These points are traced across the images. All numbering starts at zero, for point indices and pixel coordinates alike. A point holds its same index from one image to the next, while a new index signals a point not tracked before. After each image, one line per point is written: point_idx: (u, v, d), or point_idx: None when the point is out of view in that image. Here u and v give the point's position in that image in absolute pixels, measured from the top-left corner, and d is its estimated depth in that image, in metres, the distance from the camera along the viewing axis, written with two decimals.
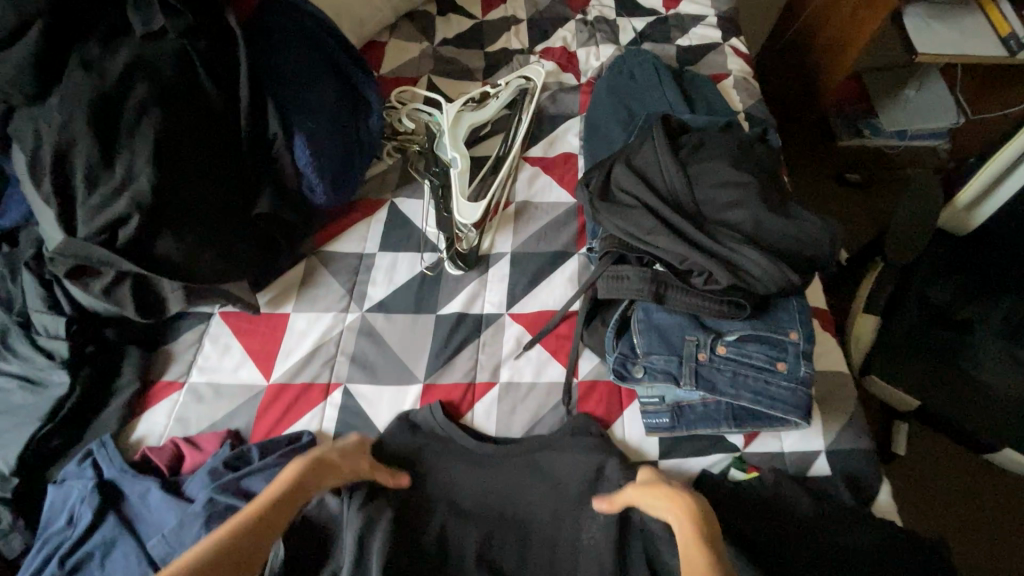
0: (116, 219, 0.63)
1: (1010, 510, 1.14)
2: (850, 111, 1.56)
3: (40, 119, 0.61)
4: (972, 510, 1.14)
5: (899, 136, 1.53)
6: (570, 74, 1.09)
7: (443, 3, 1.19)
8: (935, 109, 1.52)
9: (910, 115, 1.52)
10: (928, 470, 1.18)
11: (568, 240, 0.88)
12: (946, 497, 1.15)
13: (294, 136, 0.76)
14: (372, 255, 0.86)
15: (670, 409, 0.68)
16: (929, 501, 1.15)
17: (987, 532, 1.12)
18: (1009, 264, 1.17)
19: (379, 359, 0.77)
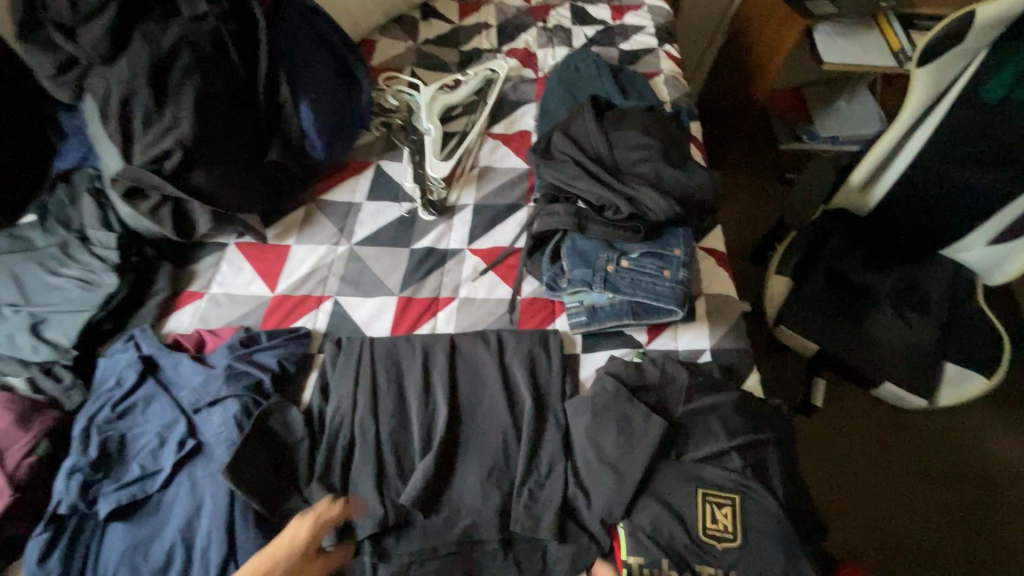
0: (164, 152, 0.83)
1: (908, 451, 1.31)
2: (793, 118, 1.81)
3: (111, 75, 0.81)
4: (876, 453, 1.30)
5: (831, 141, 1.77)
6: (529, 69, 1.32)
7: (425, 10, 1.42)
8: (860, 119, 1.78)
9: (840, 124, 1.79)
10: (838, 421, 1.34)
11: (520, 195, 1.09)
12: (855, 444, 1.31)
13: (300, 102, 0.97)
14: (359, 203, 1.06)
15: (587, 309, 0.88)
16: (840, 448, 1.30)
17: (884, 467, 1.29)
18: (904, 238, 1.42)
19: (363, 279, 0.96)
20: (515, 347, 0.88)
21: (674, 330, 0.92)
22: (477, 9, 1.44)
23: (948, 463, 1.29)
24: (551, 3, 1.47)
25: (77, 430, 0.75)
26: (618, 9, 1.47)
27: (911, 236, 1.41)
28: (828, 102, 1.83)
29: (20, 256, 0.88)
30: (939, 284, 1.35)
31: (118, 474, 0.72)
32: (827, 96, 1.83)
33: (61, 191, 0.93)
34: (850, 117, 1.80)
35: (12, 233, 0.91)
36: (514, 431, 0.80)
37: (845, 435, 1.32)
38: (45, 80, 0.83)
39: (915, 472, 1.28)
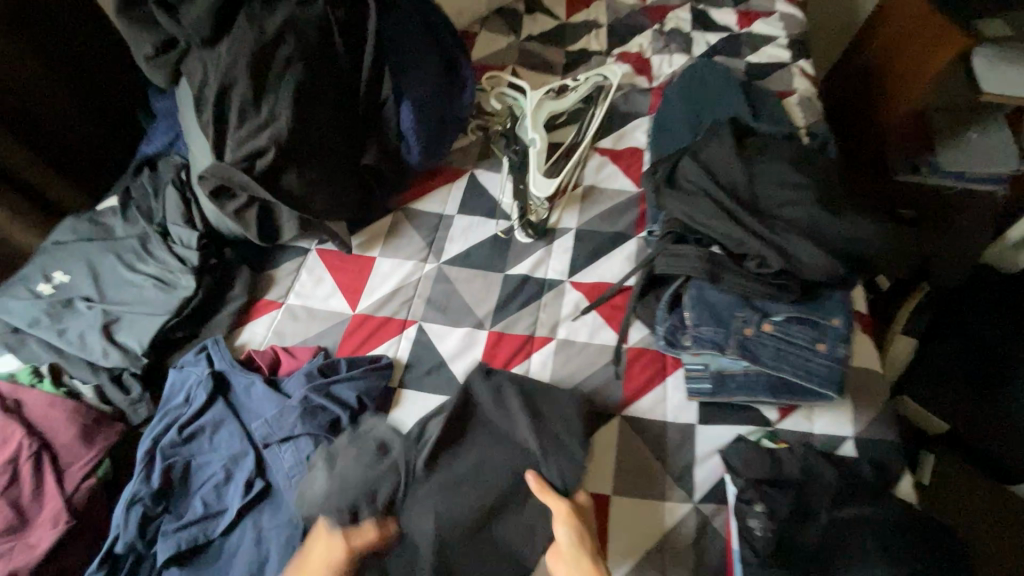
0: (258, 150, 0.75)
1: None
2: (907, 147, 1.49)
3: (209, 60, 0.74)
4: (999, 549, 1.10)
5: (954, 176, 1.43)
6: (643, 77, 1.18)
7: (531, 3, 1.30)
8: (995, 154, 1.40)
9: (970, 159, 1.41)
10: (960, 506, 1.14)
11: (629, 223, 0.96)
12: None
13: (403, 102, 0.86)
14: (450, 216, 0.96)
15: (713, 376, 0.75)
16: None
17: None
18: None
19: (452, 305, 0.86)
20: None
21: (810, 409, 0.77)
22: (586, 6, 1.32)
23: None
24: (669, 3, 1.33)
25: (142, 449, 0.69)
26: (746, 15, 1.30)
27: None
28: (955, 128, 1.45)
29: (99, 245, 0.82)
30: None
31: (179, 509, 0.65)
32: (958, 120, 1.45)
33: (144, 178, 0.88)
34: (984, 151, 1.42)
35: (94, 219, 0.86)
36: None
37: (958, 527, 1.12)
38: (141, 61, 0.76)
39: None
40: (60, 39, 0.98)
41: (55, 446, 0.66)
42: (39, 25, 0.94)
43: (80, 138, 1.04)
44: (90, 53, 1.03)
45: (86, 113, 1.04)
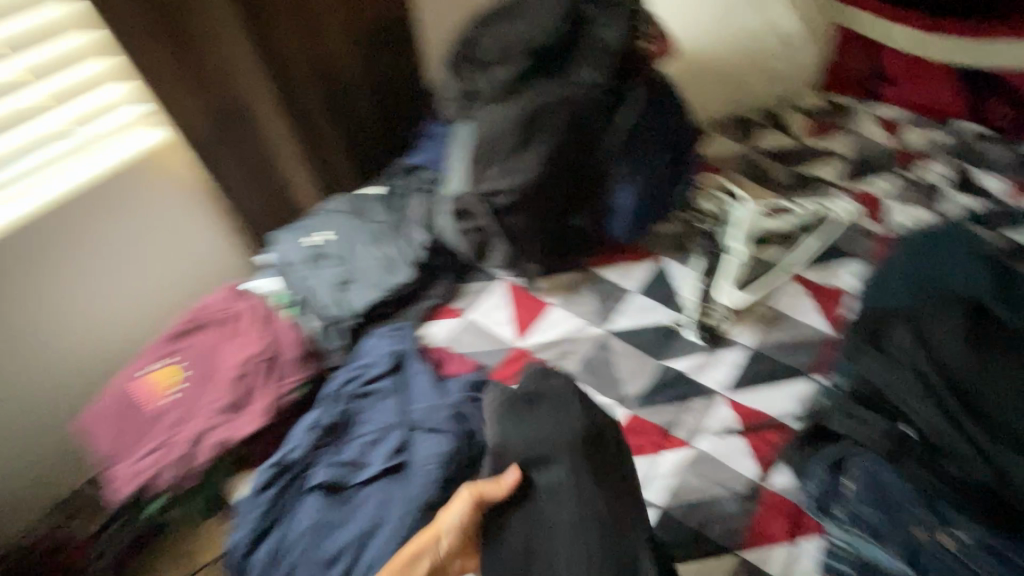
0: (498, 190, 0.88)
1: None
2: None
3: (491, 112, 0.90)
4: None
5: None
6: (872, 220, 1.11)
7: (772, 119, 1.32)
8: None
9: None
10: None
11: (808, 362, 0.91)
12: None
13: (625, 184, 0.96)
14: (629, 291, 1.01)
15: (858, 562, 0.68)
16: None
17: None
18: None
19: (603, 373, 0.90)
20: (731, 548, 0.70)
21: None
22: (831, 134, 1.29)
23: None
24: (929, 153, 1.23)
25: (332, 390, 0.85)
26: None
27: None
28: None
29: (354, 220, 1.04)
30: None
31: (338, 448, 0.79)
32: None
33: (404, 181, 1.09)
34: None
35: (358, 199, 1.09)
36: None
37: None
38: (441, 100, 0.95)
39: None
40: (380, 54, 1.22)
41: (279, 359, 0.85)
42: (371, 39, 1.19)
43: (364, 128, 1.25)
44: (396, 66, 1.26)
45: (377, 111, 1.26)
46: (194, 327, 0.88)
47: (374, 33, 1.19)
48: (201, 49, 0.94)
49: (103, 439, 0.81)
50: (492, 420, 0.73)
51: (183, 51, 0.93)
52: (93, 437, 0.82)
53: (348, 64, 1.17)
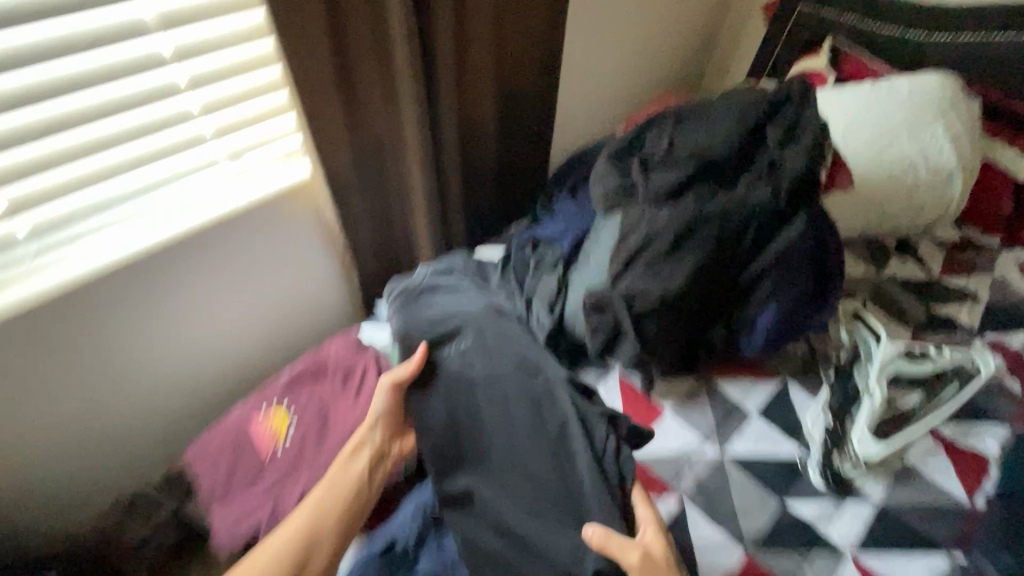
0: (644, 294, 0.86)
1: None
2: None
3: (648, 213, 0.88)
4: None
5: None
6: (1015, 381, 1.03)
7: (904, 245, 1.27)
8: None
9: None
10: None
11: (946, 536, 0.83)
12: None
13: (769, 304, 0.91)
14: (748, 412, 0.95)
15: None
16: None
17: None
18: None
19: (719, 501, 0.85)
20: None
21: None
22: (967, 274, 1.23)
23: None
24: None
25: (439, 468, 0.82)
26: None
27: None
28: None
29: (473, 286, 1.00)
30: None
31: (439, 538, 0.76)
32: None
33: (530, 255, 1.08)
34: None
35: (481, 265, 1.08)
36: None
37: None
38: (596, 192, 0.94)
39: None
40: (513, 115, 1.25)
41: (392, 425, 0.82)
42: (509, 103, 1.22)
43: (481, 182, 1.28)
44: (522, 129, 1.29)
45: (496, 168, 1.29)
46: (312, 375, 0.89)
47: (513, 98, 1.22)
48: (367, 103, 0.97)
49: (208, 475, 0.84)
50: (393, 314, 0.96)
51: (352, 104, 0.97)
52: (201, 475, 0.85)
53: (488, 126, 1.20)
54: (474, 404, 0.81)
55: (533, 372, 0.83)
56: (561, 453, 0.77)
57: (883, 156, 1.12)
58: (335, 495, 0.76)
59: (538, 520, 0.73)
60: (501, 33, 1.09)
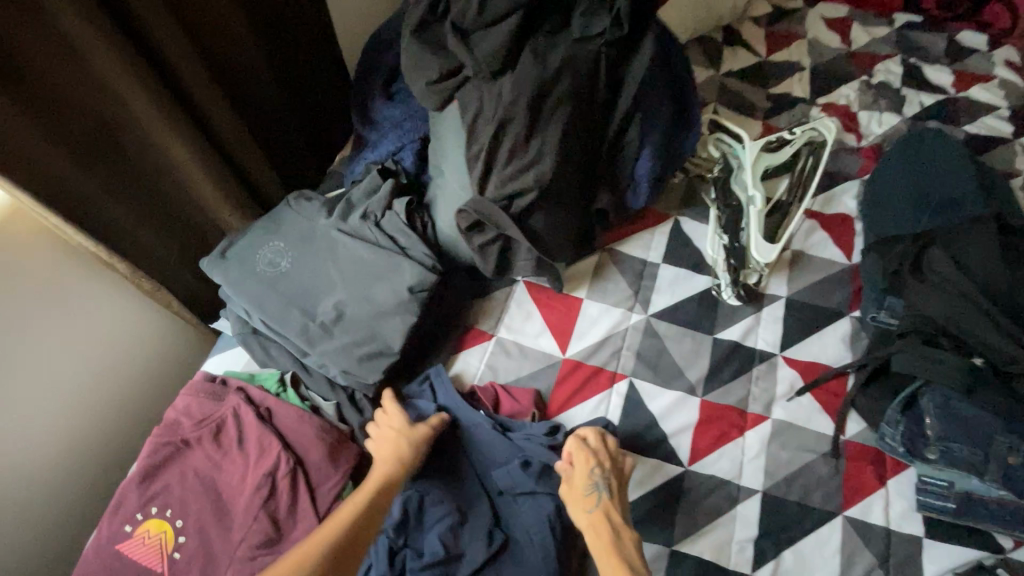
0: (519, 191, 0.73)
1: None
2: None
3: (487, 93, 0.70)
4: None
5: None
6: (851, 135, 1.11)
7: (730, 35, 1.24)
8: None
9: None
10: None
11: (842, 300, 0.91)
12: None
13: (644, 147, 0.83)
14: (655, 264, 0.93)
15: (958, 497, 0.71)
16: None
17: None
18: None
19: (662, 363, 0.84)
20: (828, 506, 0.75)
21: None
22: (788, 44, 1.25)
23: None
24: (878, 52, 1.24)
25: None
26: (962, 77, 1.21)
27: None
28: None
29: (315, 254, 0.79)
30: None
31: (417, 543, 0.66)
32: None
33: (364, 180, 0.83)
34: None
35: (298, 214, 0.83)
36: None
37: None
38: (415, 81, 0.73)
39: None
40: None
41: (305, 465, 0.67)
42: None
43: (282, 120, 0.94)
44: (304, 26, 0.93)
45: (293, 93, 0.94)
46: (171, 450, 0.66)
47: None
48: (31, 58, 0.62)
49: None
50: (210, 270, 0.81)
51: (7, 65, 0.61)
52: None
53: None
54: (302, 262, 0.79)
55: (328, 213, 0.82)
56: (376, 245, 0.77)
57: None
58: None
59: (380, 286, 0.75)
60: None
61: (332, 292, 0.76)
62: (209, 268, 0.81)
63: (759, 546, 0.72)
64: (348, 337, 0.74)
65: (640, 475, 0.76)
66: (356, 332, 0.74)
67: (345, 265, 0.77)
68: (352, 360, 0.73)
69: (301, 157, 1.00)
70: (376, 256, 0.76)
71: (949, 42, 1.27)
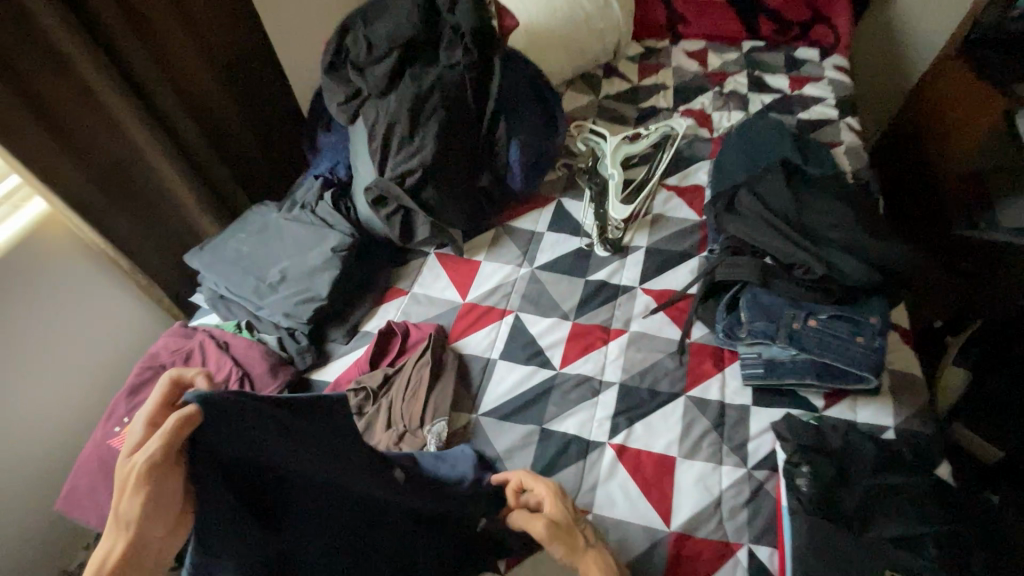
0: (408, 171, 0.99)
1: None
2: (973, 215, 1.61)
3: (380, 106, 0.99)
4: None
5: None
6: (704, 130, 1.38)
7: (607, 70, 1.56)
8: None
9: None
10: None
11: (691, 244, 1.13)
12: None
13: (512, 141, 1.09)
14: (541, 232, 1.17)
15: (765, 363, 0.89)
16: None
17: None
18: None
19: (543, 300, 1.05)
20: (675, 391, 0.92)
21: (854, 402, 0.88)
22: (655, 72, 1.56)
23: None
24: (728, 70, 1.55)
25: (323, 390, 0.94)
26: (797, 80, 1.51)
27: None
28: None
29: (267, 237, 1.05)
30: None
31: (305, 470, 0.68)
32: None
33: (307, 186, 1.12)
34: None
35: (256, 214, 1.10)
36: (682, 450, 0.85)
37: None
38: (333, 106, 1.04)
39: None
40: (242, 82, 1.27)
41: (252, 379, 0.88)
42: (230, 64, 1.20)
43: None
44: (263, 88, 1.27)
45: (252, 129, 1.29)
46: (151, 373, 0.87)
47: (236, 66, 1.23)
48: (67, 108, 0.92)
49: (90, 508, 0.80)
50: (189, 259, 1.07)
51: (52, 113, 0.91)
52: (83, 514, 0.80)
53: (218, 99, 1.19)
54: (256, 244, 1.04)
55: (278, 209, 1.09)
56: (310, 225, 1.03)
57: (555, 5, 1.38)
58: (156, 526, 0.42)
59: (312, 251, 0.99)
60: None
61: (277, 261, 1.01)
62: (188, 258, 1.06)
63: (618, 423, 0.89)
64: (287, 289, 0.97)
65: (522, 378, 0.94)
66: (293, 286, 0.98)
67: (287, 241, 1.02)
68: (289, 305, 0.96)
69: (259, 176, 1.33)
70: (310, 231, 1.01)
71: (786, 57, 1.58)
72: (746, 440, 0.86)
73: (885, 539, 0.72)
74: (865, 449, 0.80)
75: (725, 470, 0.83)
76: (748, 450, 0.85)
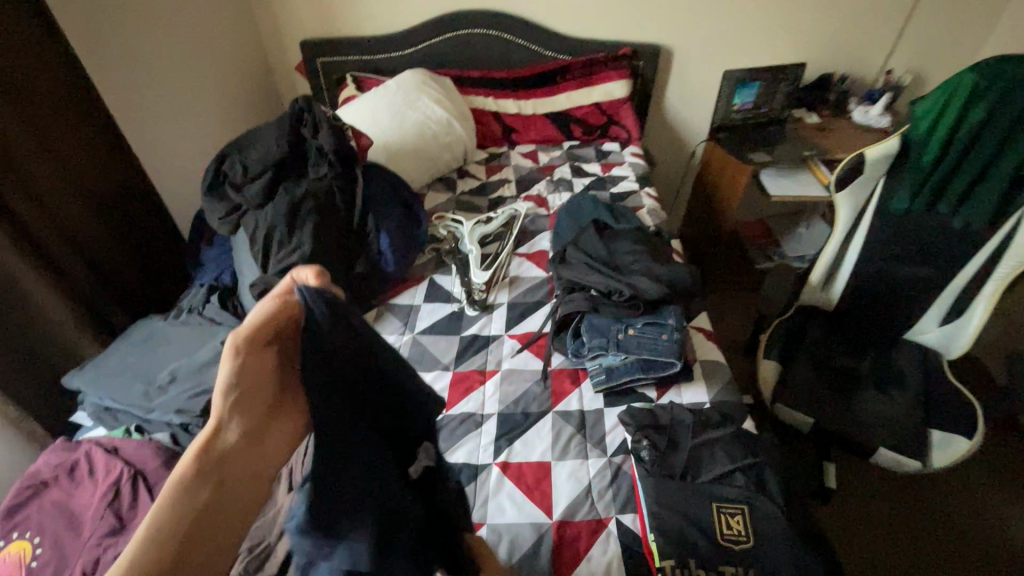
0: (289, 265, 1.14)
1: (927, 536, 1.45)
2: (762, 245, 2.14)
3: (259, 215, 1.17)
4: (896, 536, 1.45)
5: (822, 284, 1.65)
6: (543, 208, 1.72)
7: (461, 172, 1.89)
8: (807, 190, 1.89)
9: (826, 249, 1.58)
10: (855, 514, 1.50)
11: (543, 294, 1.38)
12: (879, 537, 1.45)
13: (381, 232, 1.31)
14: (418, 305, 1.35)
15: (605, 371, 1.12)
16: (870, 541, 1.44)
17: (912, 560, 1.41)
18: (869, 325, 1.64)
19: (425, 359, 1.21)
20: (543, 408, 1.10)
21: (678, 389, 1.13)
22: (499, 170, 1.92)
23: (964, 547, 1.43)
24: (555, 163, 1.96)
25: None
26: (607, 165, 1.95)
27: (878, 328, 1.63)
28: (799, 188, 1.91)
29: (155, 345, 1.11)
30: (910, 361, 1.55)
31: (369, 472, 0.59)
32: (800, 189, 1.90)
33: (194, 295, 1.22)
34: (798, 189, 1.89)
35: (142, 328, 1.17)
36: (555, 453, 1.02)
37: (871, 524, 1.48)
38: (214, 221, 1.19)
39: (927, 556, 1.41)
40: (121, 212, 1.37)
41: (144, 474, 0.90)
42: (108, 199, 1.32)
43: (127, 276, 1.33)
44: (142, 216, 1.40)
45: (124, 248, 1.36)
46: (31, 491, 0.88)
47: (115, 199, 1.34)
48: None
49: None
50: (70, 380, 1.08)
51: None
52: None
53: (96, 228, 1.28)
54: (144, 353, 1.10)
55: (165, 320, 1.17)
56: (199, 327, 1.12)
57: (407, 129, 1.71)
58: (243, 418, 0.48)
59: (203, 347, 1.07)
60: (51, 135, 1.17)
61: (167, 363, 1.07)
62: (67, 378, 1.08)
63: (500, 444, 1.04)
64: (179, 386, 1.02)
65: None
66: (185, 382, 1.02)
67: (177, 345, 1.09)
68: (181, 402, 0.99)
69: (133, 290, 1.38)
70: (201, 333, 1.11)
71: (597, 150, 2.03)
72: (602, 435, 1.05)
73: (708, 481, 0.93)
74: (686, 420, 1.03)
75: (589, 461, 1.01)
76: (606, 442, 1.04)
